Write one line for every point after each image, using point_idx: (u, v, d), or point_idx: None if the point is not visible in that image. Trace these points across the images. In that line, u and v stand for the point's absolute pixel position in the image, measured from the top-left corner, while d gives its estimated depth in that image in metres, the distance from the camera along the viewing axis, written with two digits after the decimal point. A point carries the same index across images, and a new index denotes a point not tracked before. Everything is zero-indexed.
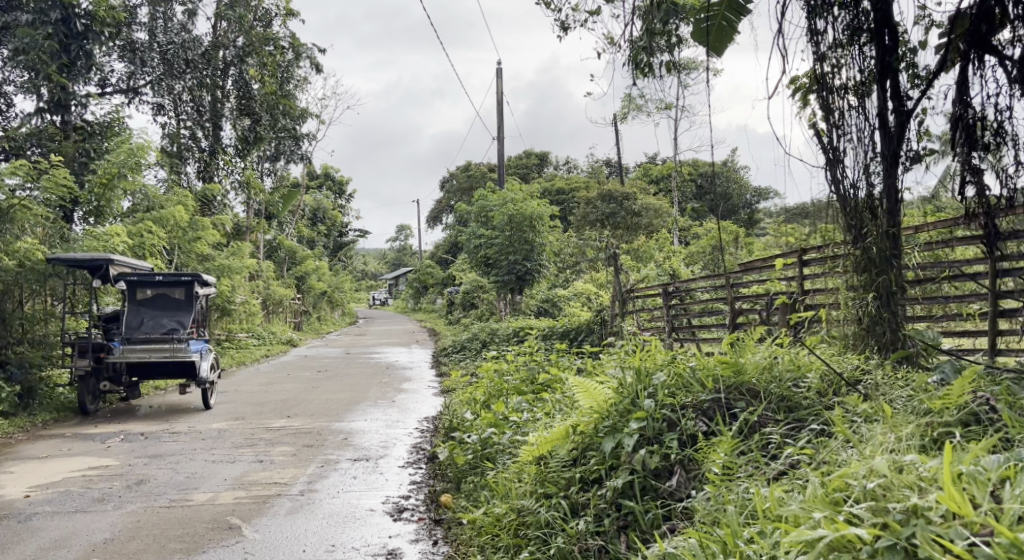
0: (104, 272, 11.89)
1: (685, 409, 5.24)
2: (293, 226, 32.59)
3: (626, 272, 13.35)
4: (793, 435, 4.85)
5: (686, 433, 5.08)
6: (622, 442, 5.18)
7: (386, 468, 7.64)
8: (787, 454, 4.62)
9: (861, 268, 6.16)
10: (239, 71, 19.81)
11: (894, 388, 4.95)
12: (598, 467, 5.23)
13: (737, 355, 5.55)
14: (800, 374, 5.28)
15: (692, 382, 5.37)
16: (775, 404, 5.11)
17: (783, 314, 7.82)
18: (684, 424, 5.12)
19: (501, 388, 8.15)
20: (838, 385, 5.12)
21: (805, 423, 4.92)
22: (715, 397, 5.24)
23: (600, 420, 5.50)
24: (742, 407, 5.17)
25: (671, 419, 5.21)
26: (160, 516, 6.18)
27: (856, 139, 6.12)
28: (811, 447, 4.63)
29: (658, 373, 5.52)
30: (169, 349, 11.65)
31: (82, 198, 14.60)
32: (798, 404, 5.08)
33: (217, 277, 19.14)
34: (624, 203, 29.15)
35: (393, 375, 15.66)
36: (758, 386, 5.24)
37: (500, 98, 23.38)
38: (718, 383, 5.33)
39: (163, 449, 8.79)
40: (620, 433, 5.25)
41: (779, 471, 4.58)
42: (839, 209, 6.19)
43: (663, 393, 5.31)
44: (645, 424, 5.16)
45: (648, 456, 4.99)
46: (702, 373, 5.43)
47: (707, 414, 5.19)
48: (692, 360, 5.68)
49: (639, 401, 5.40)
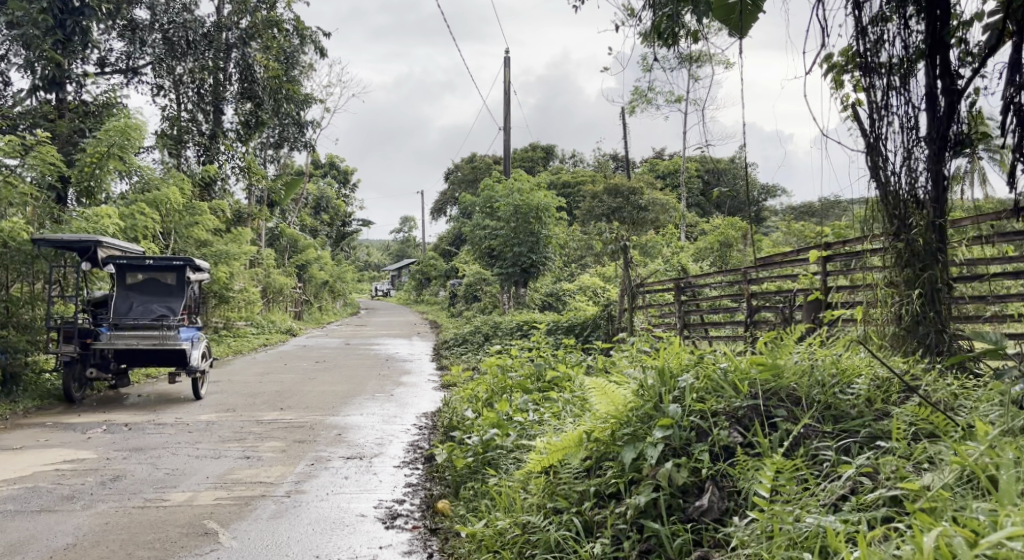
0: (93, 254, 11.39)
1: (717, 417, 4.71)
2: (295, 214, 32.05)
3: (634, 265, 12.81)
4: (848, 453, 4.34)
5: (718, 444, 4.56)
6: (644, 452, 4.67)
7: (380, 468, 7.13)
8: (846, 476, 4.11)
9: (903, 262, 5.70)
10: (241, 54, 19.14)
11: (963, 401, 4.47)
12: (617, 482, 4.71)
13: (772, 356, 5.01)
14: (847, 380, 4.75)
15: (726, 386, 4.83)
16: (820, 413, 4.59)
17: (807, 307, 7.35)
18: (716, 434, 4.59)
19: (505, 384, 7.63)
20: (889, 391, 4.65)
21: (857, 435, 4.45)
22: (752, 404, 4.71)
23: (619, 427, 4.99)
24: (785, 417, 4.62)
25: (701, 427, 4.69)
26: (130, 518, 5.67)
27: (900, 122, 5.70)
28: (874, 470, 4.13)
29: (684, 375, 4.99)
30: (157, 336, 11.13)
31: (70, 174, 13.92)
32: (845, 413, 4.57)
33: (213, 264, 18.55)
34: (631, 198, 28.59)
35: (391, 367, 15.15)
36: (800, 393, 4.72)
37: (507, 87, 22.82)
38: (755, 387, 4.80)
39: (145, 443, 8.28)
40: (643, 441, 4.73)
41: (835, 499, 4.06)
42: (879, 198, 5.83)
43: (691, 397, 4.79)
44: (672, 433, 4.64)
45: (675, 470, 4.47)
46: (734, 376, 4.90)
47: (742, 423, 4.68)
48: (721, 361, 5.14)
49: (663, 406, 4.88)
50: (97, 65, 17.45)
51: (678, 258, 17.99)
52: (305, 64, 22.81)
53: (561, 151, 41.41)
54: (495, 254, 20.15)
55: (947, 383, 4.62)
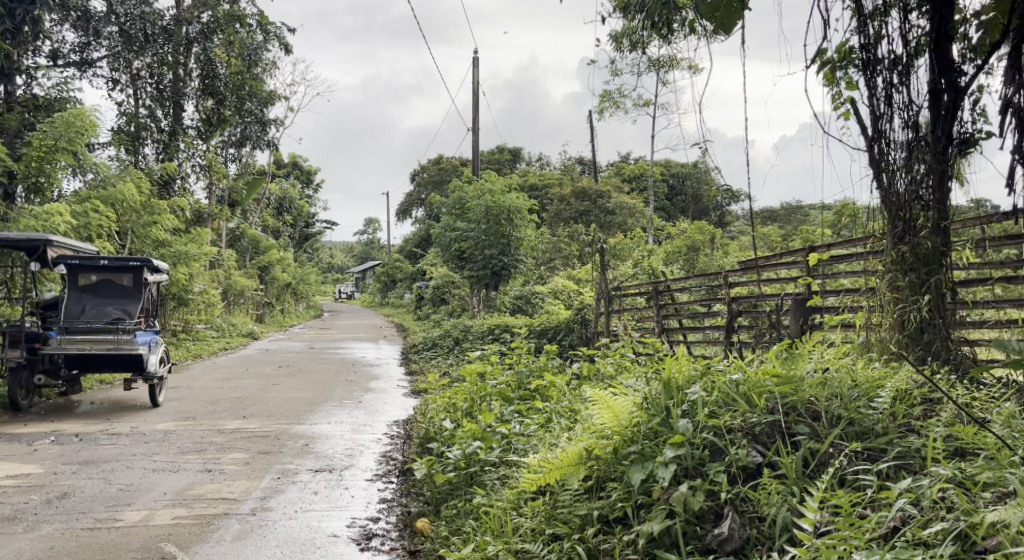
0: (42, 254, 10.86)
1: (732, 434, 4.46)
2: (257, 214, 31.40)
3: (610, 269, 12.51)
4: (891, 479, 4.04)
5: (736, 464, 4.30)
6: (654, 473, 4.40)
7: (352, 482, 6.72)
8: (896, 505, 3.79)
9: (906, 267, 5.29)
10: (202, 50, 19.22)
11: (997, 414, 4.23)
12: (623, 505, 4.43)
13: (786, 367, 4.77)
14: (869, 393, 4.48)
15: (738, 399, 4.59)
16: (844, 430, 4.33)
17: (794, 313, 7.01)
18: (734, 453, 4.33)
19: (485, 391, 7.29)
20: (911, 400, 4.42)
21: (885, 455, 4.18)
22: (770, 420, 4.46)
23: (623, 444, 4.71)
24: (808, 435, 4.36)
25: (716, 445, 4.44)
26: (78, 542, 5.26)
27: (904, 118, 5.27)
28: (924, 495, 3.83)
29: (692, 388, 4.75)
30: (112, 341, 10.59)
31: (16, 169, 13.30)
32: (870, 430, 4.31)
33: (172, 266, 17.92)
34: (599, 202, 28.44)
35: (359, 372, 14.70)
36: (819, 407, 4.48)
37: (476, 87, 22.51)
38: (772, 401, 4.56)
39: (98, 455, 7.78)
40: (652, 461, 4.47)
41: (890, 530, 3.73)
42: (882, 200, 5.41)
43: (704, 413, 4.54)
44: (684, 452, 4.39)
45: (690, 494, 4.18)
46: (747, 388, 4.66)
47: (760, 441, 4.43)
48: (731, 371, 4.91)
49: (671, 422, 4.64)
50: (49, 58, 16.83)
51: (649, 261, 17.76)
52: (269, 60, 22.35)
53: (528, 153, 41.14)
54: (464, 256, 19.79)
55: (974, 396, 4.40)
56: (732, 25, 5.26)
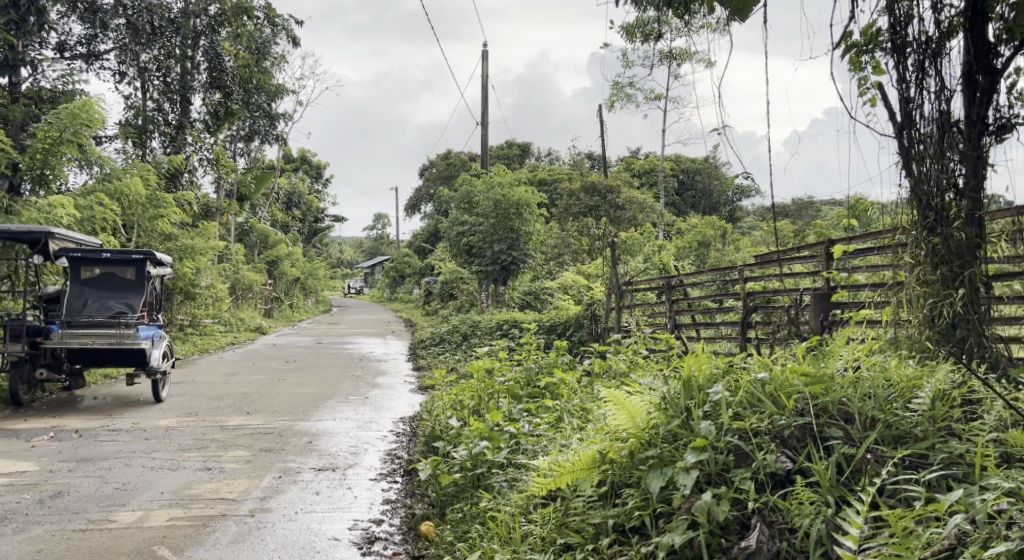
0: (43, 246, 10.66)
1: (760, 438, 4.23)
2: (265, 209, 31.22)
3: (620, 264, 12.25)
4: (938, 489, 3.80)
5: (764, 471, 4.08)
6: (674, 479, 4.17)
7: (355, 482, 6.48)
8: (949, 520, 3.54)
9: (937, 259, 5.00)
10: (210, 42, 18.97)
11: None
12: (641, 514, 4.20)
13: (815, 365, 4.53)
14: (906, 394, 4.24)
15: (765, 400, 4.35)
16: (880, 434, 4.09)
17: (815, 307, 6.70)
18: (762, 458, 4.11)
19: (493, 388, 7.08)
20: (952, 402, 4.18)
21: (930, 462, 3.94)
22: (800, 423, 4.22)
23: (639, 448, 4.49)
24: (841, 439, 4.12)
25: (741, 450, 4.21)
26: (69, 545, 5.08)
27: (935, 103, 5.00)
28: (977, 508, 3.59)
29: (714, 387, 4.51)
30: (115, 335, 10.37)
31: (21, 161, 13.08)
32: (908, 434, 4.08)
33: (178, 260, 17.70)
34: (608, 197, 28.17)
35: (365, 368, 14.49)
36: (852, 408, 4.23)
37: (485, 80, 22.24)
38: (801, 402, 4.33)
39: (96, 452, 7.57)
40: (672, 466, 4.24)
41: (945, 548, 3.49)
42: (910, 190, 5.13)
43: (728, 414, 4.30)
44: (706, 456, 4.16)
45: (714, 503, 3.95)
46: (774, 388, 4.42)
47: (788, 444, 4.19)
48: (754, 369, 4.66)
49: (692, 424, 4.41)
50: (56, 49, 16.64)
51: (659, 255, 17.47)
52: (277, 54, 22.18)
53: (537, 148, 40.82)
54: (473, 250, 19.55)
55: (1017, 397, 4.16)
56: (747, 10, 5.02)
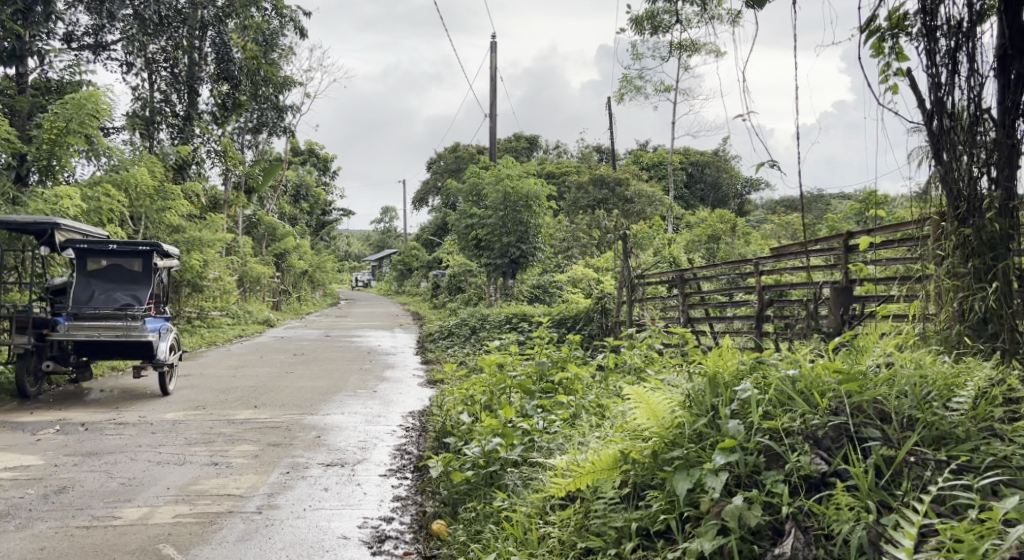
0: (49, 238, 10.54)
1: (792, 438, 4.10)
2: (273, 201, 31.11)
3: (631, 256, 12.08)
4: (989, 496, 3.67)
5: (798, 473, 3.96)
6: (702, 482, 4.06)
7: (364, 478, 6.35)
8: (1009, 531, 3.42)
9: (968, 250, 4.82)
10: (217, 33, 18.83)
11: None
12: (667, 518, 4.08)
13: (848, 363, 4.40)
14: (945, 393, 4.11)
15: (796, 398, 4.22)
16: (922, 436, 3.95)
17: (835, 302, 6.54)
18: (795, 460, 3.99)
19: (504, 382, 6.89)
20: (993, 400, 4.04)
21: (977, 466, 3.82)
22: (836, 423, 4.09)
23: (663, 448, 4.36)
24: (879, 440, 3.99)
25: (774, 451, 4.08)
26: (71, 543, 4.96)
27: (966, 89, 4.84)
28: None
29: (743, 384, 4.37)
30: (120, 328, 10.25)
31: (27, 151, 12.93)
32: (949, 435, 3.95)
33: (185, 251, 17.58)
34: (617, 190, 27.99)
35: (374, 361, 14.35)
36: (889, 407, 4.10)
37: (493, 71, 22.08)
38: (833, 399, 4.20)
39: (101, 446, 7.45)
40: (699, 468, 4.12)
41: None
42: (940, 179, 4.96)
43: (760, 414, 4.17)
44: (736, 458, 4.04)
45: (745, 508, 3.84)
46: (805, 386, 4.28)
47: (822, 445, 4.06)
48: (783, 364, 4.51)
49: (719, 423, 4.28)
50: (63, 40, 16.52)
51: (669, 249, 17.26)
52: (285, 46, 22.09)
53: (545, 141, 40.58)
54: (482, 243, 19.42)
55: None
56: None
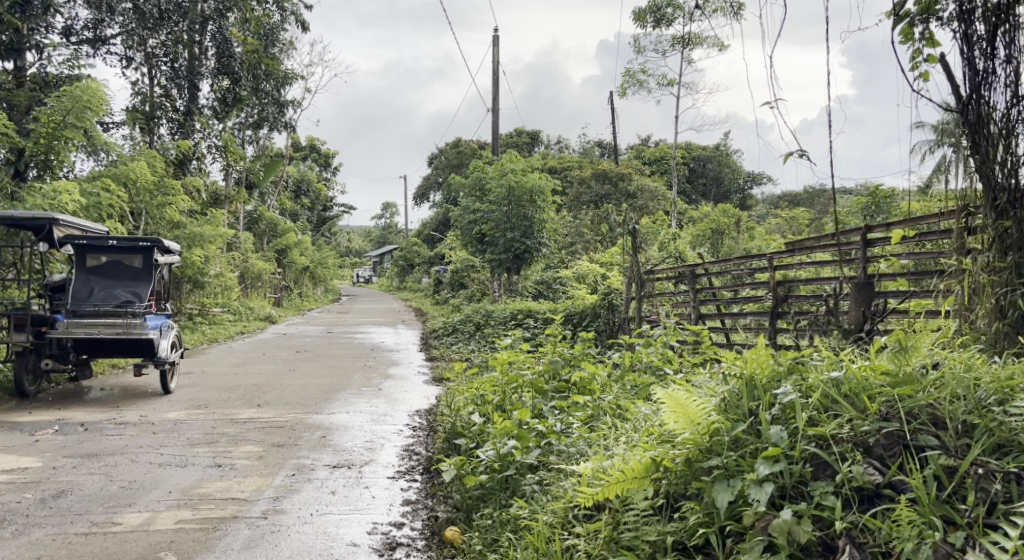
0: (48, 234, 10.32)
1: (841, 445, 3.98)
2: (273, 197, 30.87)
3: (638, 251, 11.86)
4: None
5: (850, 484, 3.84)
6: (744, 493, 3.94)
7: (372, 480, 6.14)
8: None
9: (1011, 245, 4.62)
10: (218, 27, 18.58)
11: None
12: (706, 531, 3.96)
13: (894, 363, 4.23)
14: (1002, 396, 3.94)
15: (843, 402, 4.09)
16: (981, 442, 3.79)
17: (857, 297, 6.13)
18: (846, 471, 3.87)
19: (516, 382, 6.70)
20: None
21: None
22: (888, 430, 3.96)
23: (698, 456, 4.24)
24: (937, 448, 3.84)
25: (820, 459, 3.97)
26: (68, 551, 4.75)
27: (1005, 76, 4.66)
28: None
29: (783, 388, 4.23)
30: (121, 325, 10.03)
31: (24, 146, 12.70)
32: (1010, 440, 3.78)
33: (186, 248, 17.36)
34: (620, 184, 27.78)
35: (377, 358, 14.14)
36: (943, 412, 3.95)
37: (496, 65, 21.83)
38: (881, 403, 4.06)
39: (101, 447, 7.23)
40: (741, 478, 4.00)
41: None
42: (977, 170, 4.79)
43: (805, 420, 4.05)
44: (780, 467, 3.93)
45: (794, 522, 3.73)
46: (850, 389, 4.15)
47: (876, 454, 3.93)
48: (823, 365, 4.35)
49: (759, 429, 4.15)
50: (63, 34, 16.28)
51: (674, 244, 17.04)
52: (286, 40, 21.83)
53: (546, 136, 40.32)
54: (485, 238, 19.21)
55: None
56: None
